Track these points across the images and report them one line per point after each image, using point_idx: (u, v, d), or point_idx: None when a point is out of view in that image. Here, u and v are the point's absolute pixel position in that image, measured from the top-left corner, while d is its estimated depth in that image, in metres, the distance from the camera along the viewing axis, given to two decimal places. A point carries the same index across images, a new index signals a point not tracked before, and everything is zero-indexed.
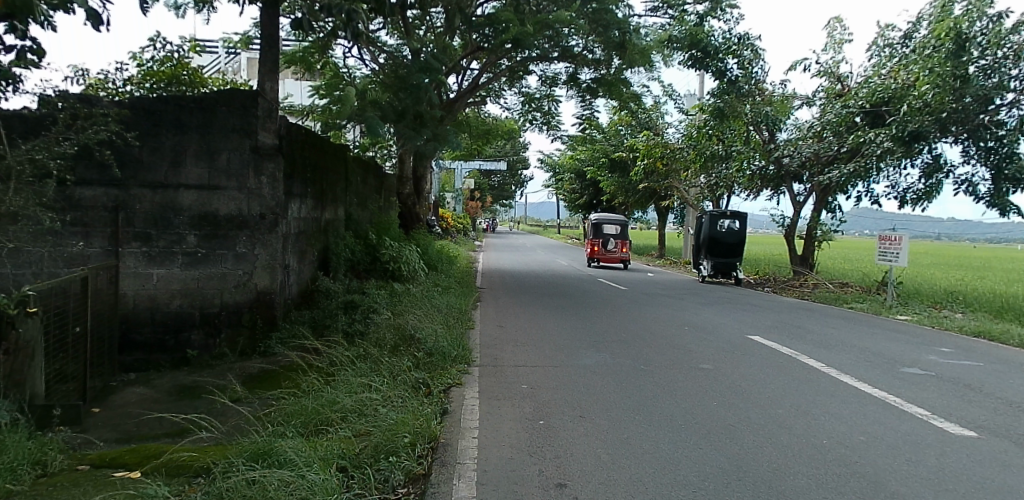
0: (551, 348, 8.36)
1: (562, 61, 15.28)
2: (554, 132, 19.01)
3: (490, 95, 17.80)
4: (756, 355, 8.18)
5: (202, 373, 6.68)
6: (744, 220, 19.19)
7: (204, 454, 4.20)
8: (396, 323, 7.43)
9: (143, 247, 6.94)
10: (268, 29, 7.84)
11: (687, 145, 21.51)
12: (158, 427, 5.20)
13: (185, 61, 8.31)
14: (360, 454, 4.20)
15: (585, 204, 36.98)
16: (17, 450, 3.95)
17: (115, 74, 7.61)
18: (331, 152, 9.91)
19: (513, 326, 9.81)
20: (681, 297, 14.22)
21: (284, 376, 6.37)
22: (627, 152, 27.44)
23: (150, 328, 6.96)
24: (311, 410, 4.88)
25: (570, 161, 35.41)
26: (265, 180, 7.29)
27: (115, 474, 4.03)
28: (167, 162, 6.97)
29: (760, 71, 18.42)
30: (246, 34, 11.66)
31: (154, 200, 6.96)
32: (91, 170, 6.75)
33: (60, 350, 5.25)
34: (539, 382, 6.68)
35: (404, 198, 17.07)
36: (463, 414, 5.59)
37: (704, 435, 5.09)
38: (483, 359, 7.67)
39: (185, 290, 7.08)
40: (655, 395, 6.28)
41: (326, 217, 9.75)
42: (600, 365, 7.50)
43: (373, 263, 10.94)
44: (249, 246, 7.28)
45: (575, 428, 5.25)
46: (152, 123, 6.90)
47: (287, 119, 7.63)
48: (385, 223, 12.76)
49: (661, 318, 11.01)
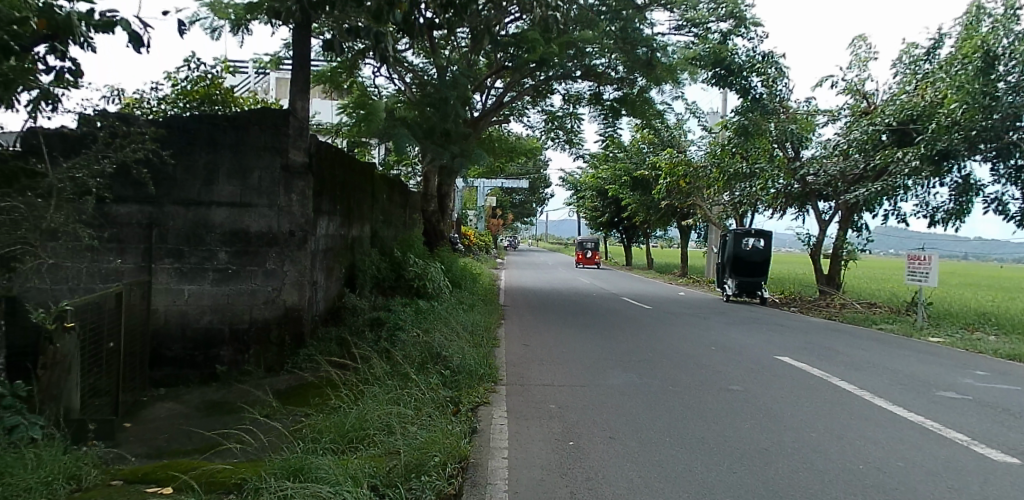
0: (578, 367, 8.31)
1: (585, 79, 15.39)
2: (578, 150, 19.08)
3: (513, 113, 17.93)
4: (787, 377, 8.03)
5: (231, 389, 6.71)
6: (769, 238, 18.83)
7: (235, 471, 4.22)
8: (423, 339, 7.41)
9: (174, 263, 7.02)
10: (300, 49, 7.94)
11: (711, 162, 21.62)
12: (189, 443, 5.22)
13: (218, 80, 8.45)
14: (391, 471, 4.16)
15: (606, 222, 36.97)
16: (53, 465, 4.02)
17: (150, 93, 7.77)
18: (358, 169, 10.03)
19: (538, 344, 9.76)
20: (706, 317, 14.07)
21: (313, 393, 6.38)
22: (650, 171, 27.44)
23: (180, 345, 7.02)
24: (341, 427, 4.89)
25: (592, 180, 35.03)
26: (295, 197, 7.36)
27: (147, 489, 4.07)
28: (200, 180, 7.06)
29: (784, 89, 18.43)
30: (277, 55, 11.91)
31: (186, 218, 7.04)
32: (127, 188, 6.88)
33: (95, 365, 5.30)
34: (567, 402, 6.62)
35: (427, 215, 17.08)
36: (493, 434, 5.54)
37: (738, 459, 5.00)
38: (510, 378, 7.64)
39: (215, 306, 7.13)
40: (685, 417, 6.18)
41: (353, 234, 9.84)
42: (629, 385, 7.41)
43: (398, 280, 10.95)
44: (279, 262, 7.32)
45: (605, 450, 5.19)
46: (186, 141, 7.02)
47: (317, 138, 7.72)
48: (409, 240, 12.81)
49: (687, 338, 10.89)
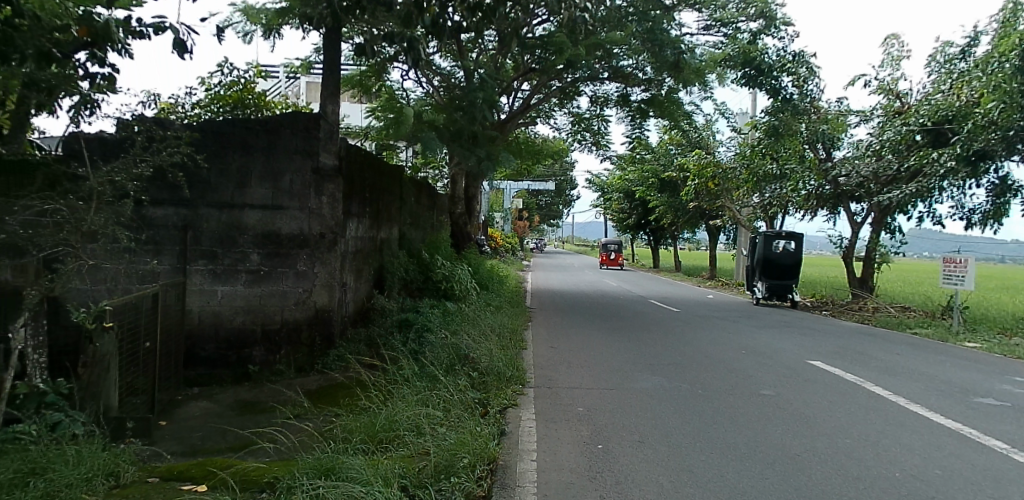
0: (607, 370, 8.26)
1: (613, 81, 15.32)
2: (605, 152, 19.00)
3: (540, 115, 17.92)
4: (819, 382, 7.89)
5: (263, 389, 6.81)
6: (800, 240, 18.51)
7: (268, 470, 4.28)
8: (451, 341, 7.43)
9: (208, 264, 7.15)
10: (330, 53, 8.04)
11: (739, 164, 21.37)
12: (222, 441, 5.32)
13: (250, 85, 8.60)
14: (420, 473, 4.18)
15: (633, 224, 36.72)
16: (93, 462, 4.11)
17: (185, 98, 7.94)
18: (387, 172, 10.12)
19: (566, 347, 9.73)
20: (735, 320, 13.88)
21: (342, 394, 6.45)
22: (678, 172, 27.20)
23: (214, 345, 7.14)
24: (371, 427, 4.93)
25: (619, 182, 34.85)
26: (325, 200, 7.45)
27: (182, 487, 4.15)
28: (233, 182, 7.19)
29: (815, 89, 18.12)
30: (307, 59, 12.08)
31: (220, 220, 7.16)
32: (163, 191, 7.02)
33: (132, 363, 5.42)
34: (596, 405, 6.59)
35: (455, 217, 17.16)
36: (521, 436, 5.53)
37: (770, 465, 4.92)
38: (538, 380, 7.63)
39: (248, 307, 7.24)
40: (715, 421, 6.11)
41: (381, 236, 9.92)
42: (658, 389, 7.35)
43: (426, 282, 11.00)
44: (310, 264, 7.41)
45: (635, 454, 5.15)
46: (220, 145, 7.14)
47: (347, 141, 7.80)
48: (437, 242, 12.86)
49: (717, 341, 10.76)
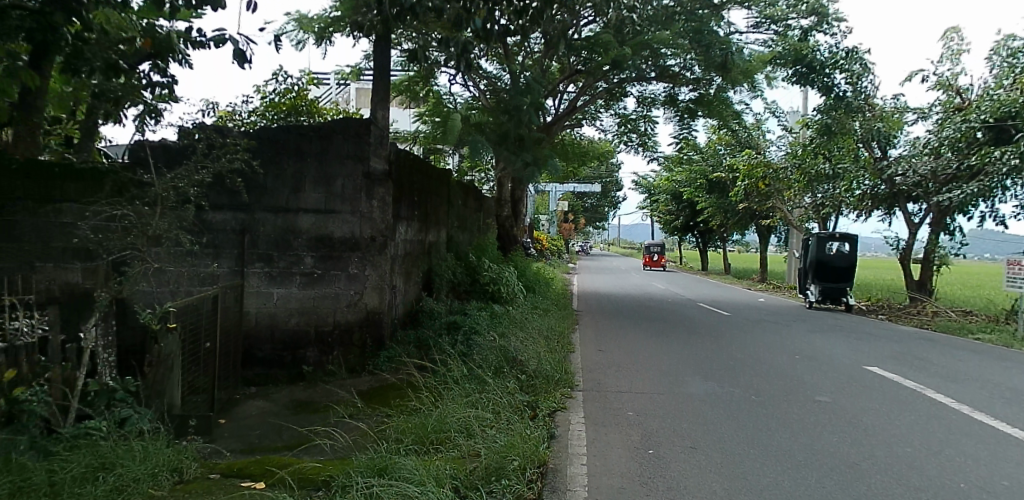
0: (656, 374, 8.16)
1: (660, 81, 15.16)
2: (652, 153, 18.80)
3: (586, 117, 17.84)
4: (877, 388, 7.63)
5: (316, 389, 6.96)
6: (855, 242, 18.04)
7: (323, 468, 4.38)
8: (499, 343, 7.46)
9: (265, 267, 7.35)
10: (380, 60, 8.17)
11: (791, 164, 20.87)
12: (278, 439, 5.46)
13: (303, 92, 8.83)
14: (471, 474, 4.21)
15: (681, 226, 36.24)
16: (158, 457, 4.28)
17: (242, 106, 8.20)
18: (434, 176, 10.23)
19: (614, 350, 9.66)
20: (788, 324, 13.53)
21: (393, 395, 6.55)
22: (727, 173, 26.72)
23: (270, 346, 7.34)
24: (422, 429, 4.99)
25: (666, 183, 34.38)
26: (375, 203, 7.57)
27: (242, 483, 4.28)
28: (288, 187, 7.38)
29: (870, 86, 17.58)
30: (357, 66, 12.34)
31: (275, 224, 7.36)
32: (222, 196, 7.25)
33: (194, 363, 5.62)
34: (646, 410, 6.52)
35: (501, 220, 17.24)
36: (571, 440, 5.52)
37: (827, 473, 4.78)
38: (586, 384, 7.60)
39: (302, 308, 7.42)
40: (770, 428, 5.97)
41: (429, 239, 10.03)
42: (709, 394, 7.22)
43: (473, 285, 11.07)
44: (361, 267, 7.54)
45: (687, 460, 5.08)
46: (275, 151, 7.34)
47: (397, 146, 7.91)
48: (484, 244, 12.92)
49: (769, 346, 10.51)
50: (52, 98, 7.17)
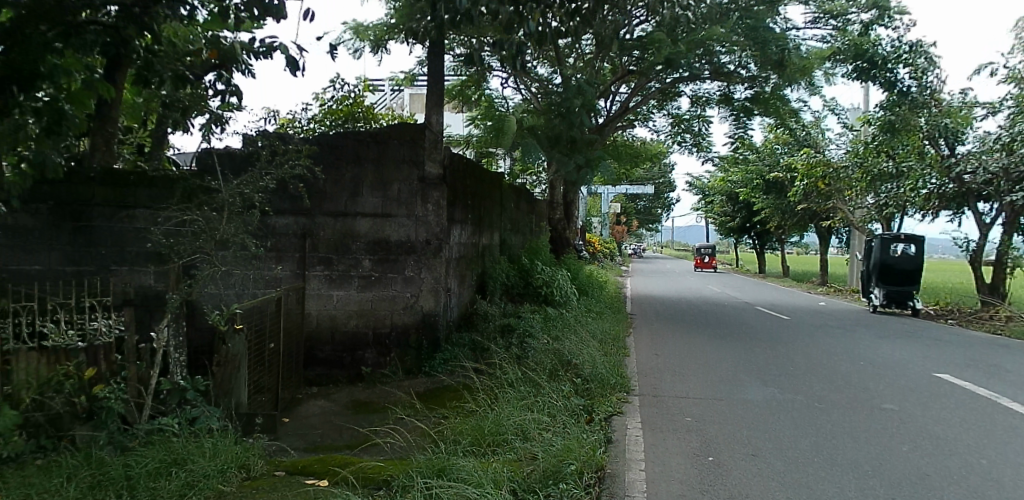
0: (714, 379, 8.00)
1: (714, 79, 14.90)
2: (706, 153, 18.47)
3: (638, 119, 17.65)
4: (949, 396, 7.29)
5: (374, 390, 7.09)
6: (921, 243, 17.20)
7: (383, 468, 4.45)
8: (553, 346, 7.45)
9: (325, 270, 7.54)
10: (434, 65, 8.27)
11: (852, 163, 20.19)
12: (339, 439, 5.58)
13: (360, 99, 9.02)
14: (528, 477, 4.21)
15: (737, 227, 35.52)
16: (227, 454, 4.43)
17: (302, 113, 8.42)
18: (487, 179, 10.29)
19: (670, 354, 9.52)
20: (851, 329, 13.06)
21: (449, 396, 6.61)
22: (784, 173, 26.04)
23: (330, 347, 7.52)
24: (478, 431, 5.01)
25: (720, 184, 33.70)
26: (430, 207, 7.66)
27: (306, 481, 4.40)
28: (346, 192, 7.54)
29: (936, 80, 16.88)
30: (411, 72, 12.54)
31: (335, 228, 7.54)
32: (285, 201, 7.46)
33: (259, 363, 5.79)
34: (705, 416, 6.40)
35: (554, 223, 17.24)
36: (628, 445, 5.46)
37: (898, 484, 4.59)
38: (642, 388, 7.52)
39: (360, 311, 7.57)
40: (835, 436, 5.77)
41: (483, 242, 10.11)
42: (770, 401, 7.04)
43: (526, 288, 11.08)
44: (417, 270, 7.65)
45: (748, 467, 4.96)
46: (334, 157, 7.51)
47: (451, 150, 8.00)
48: (537, 247, 12.92)
49: (831, 351, 10.17)
50: (126, 109, 7.52)
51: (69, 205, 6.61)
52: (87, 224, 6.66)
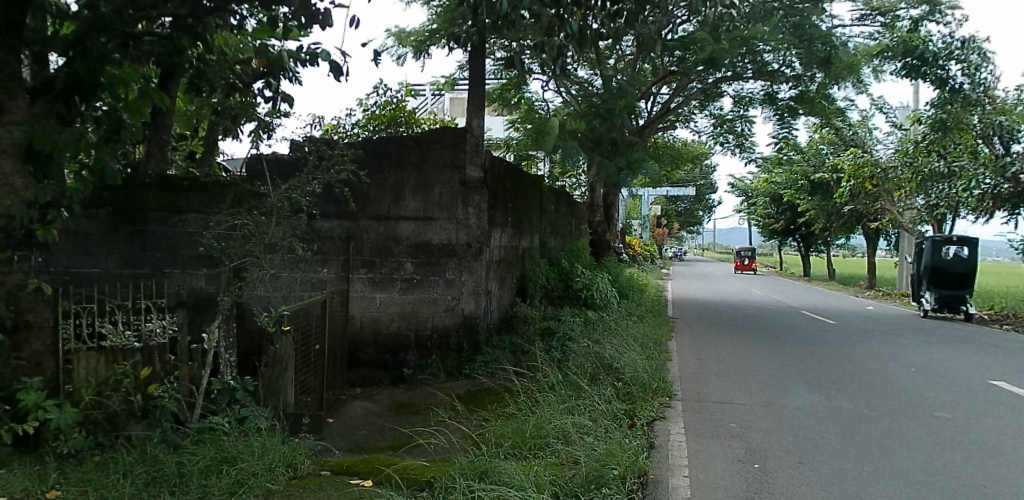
0: (759, 385, 7.85)
1: (757, 79, 14.65)
2: (749, 154, 18.16)
3: (679, 120, 17.47)
4: (1007, 405, 7.01)
5: (417, 391, 7.17)
6: (975, 245, 16.57)
7: (426, 469, 4.50)
8: (594, 350, 7.42)
9: (368, 273, 7.66)
10: (475, 70, 8.34)
11: (902, 162, 19.61)
12: (383, 439, 5.66)
13: (402, 104, 9.14)
14: (570, 482, 4.20)
15: (780, 229, 34.81)
16: (275, 453, 4.53)
17: (346, 119, 8.58)
18: (527, 182, 10.31)
19: (713, 359, 9.38)
20: (902, 334, 12.66)
21: (490, 399, 6.64)
22: (830, 173, 25.41)
23: (373, 348, 7.63)
24: (520, 434, 5.03)
25: (764, 185, 33.05)
26: (471, 210, 7.72)
27: (352, 480, 4.48)
28: (389, 196, 7.65)
29: (991, 77, 16.28)
30: (451, 77, 12.66)
31: (378, 231, 7.65)
32: (330, 205, 7.61)
33: (305, 364, 5.92)
34: (750, 422, 6.29)
35: (594, 226, 17.15)
36: (671, 450, 5.40)
37: (954, 496, 4.43)
38: (685, 393, 7.43)
39: (403, 313, 7.67)
40: (887, 445, 5.60)
41: (523, 244, 10.12)
42: (817, 408, 6.88)
43: (566, 291, 11.05)
44: (458, 273, 7.71)
45: (795, 475, 4.86)
46: (378, 161, 7.63)
47: (491, 153, 8.05)
48: (577, 250, 12.88)
49: (880, 357, 9.89)
50: (178, 117, 7.78)
51: (126, 211, 6.87)
52: (143, 229, 6.91)
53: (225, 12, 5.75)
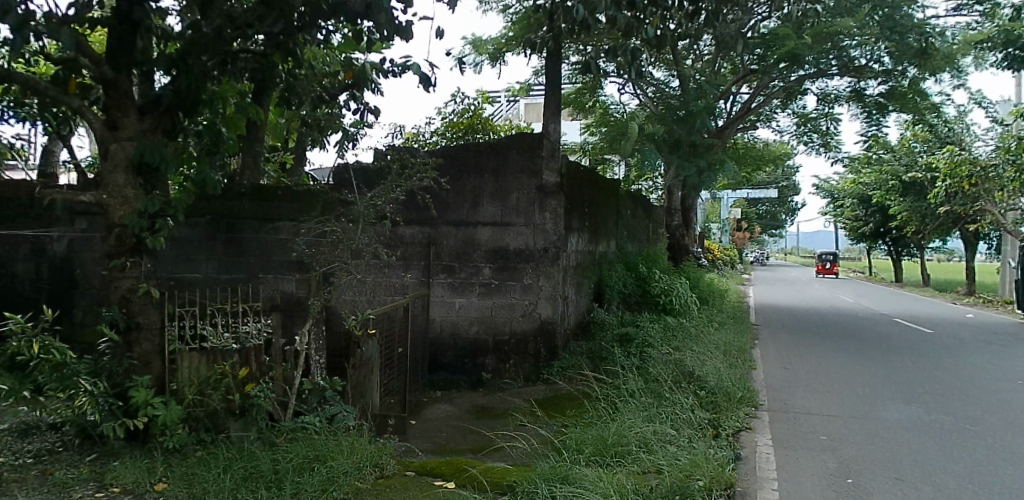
0: (850, 396, 7.49)
1: (844, 75, 14.01)
2: (836, 153, 17.38)
3: (760, 119, 16.94)
4: None
5: (495, 396, 7.25)
6: None
7: (508, 473, 4.54)
8: (674, 357, 7.29)
9: (448, 278, 7.79)
10: (551, 75, 8.35)
11: (1005, 160, 18.29)
12: (465, 442, 5.75)
13: (478, 111, 9.25)
14: (654, 491, 4.13)
15: (869, 232, 33.12)
16: (362, 452, 4.68)
17: (425, 128, 8.78)
18: (604, 187, 10.24)
19: (799, 368, 9.02)
20: (1009, 344, 11.78)
21: (569, 405, 6.63)
22: (925, 173, 23.99)
23: (453, 352, 7.77)
24: (600, 441, 4.99)
25: (851, 186, 31.53)
26: (548, 215, 7.73)
27: (434, 482, 4.57)
28: (468, 202, 7.77)
29: None
30: (526, 82, 12.73)
31: (457, 237, 7.78)
32: (411, 212, 7.80)
33: (389, 367, 6.09)
34: (842, 435, 6.01)
35: (672, 229, 16.82)
36: (758, 463, 5.23)
37: None
38: (771, 404, 7.18)
39: (481, 317, 7.76)
40: (995, 462, 5.23)
41: (600, 249, 10.05)
42: (915, 421, 6.49)
43: (644, 296, 10.89)
44: (535, 277, 7.73)
45: (893, 492, 4.60)
46: (456, 168, 7.76)
47: (567, 158, 8.03)
48: (655, 255, 12.66)
49: (984, 368, 9.23)
50: (270, 130, 8.16)
51: (223, 219, 7.25)
52: (239, 237, 7.28)
53: (314, 28, 5.98)
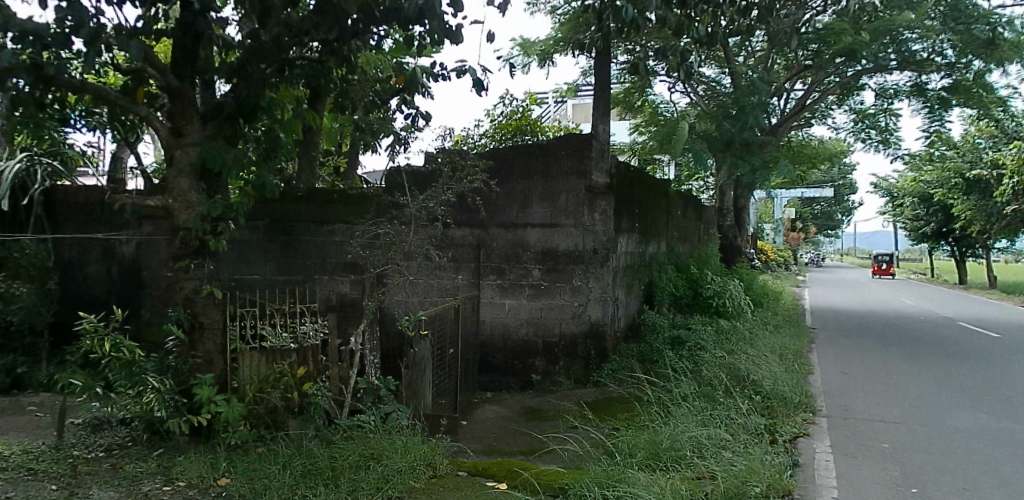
0: (914, 402, 7.21)
1: (904, 69, 13.51)
2: (896, 150, 16.76)
3: (815, 116, 16.48)
4: None
5: (545, 397, 7.24)
6: None
7: (559, 476, 4.52)
8: (727, 360, 7.15)
9: (497, 279, 7.83)
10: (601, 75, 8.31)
11: None
12: (516, 444, 5.75)
13: (527, 112, 9.26)
14: (709, 496, 4.07)
15: (932, 232, 31.81)
16: (416, 452, 4.74)
17: (474, 130, 8.83)
18: (654, 187, 10.13)
19: (860, 373, 8.72)
20: None
21: (620, 408, 6.57)
22: (992, 169, 22.94)
23: (503, 353, 7.79)
24: (653, 444, 4.93)
25: (913, 184, 30.36)
26: (598, 216, 7.70)
27: (487, 483, 4.59)
28: (517, 204, 7.79)
29: None
30: (574, 83, 12.69)
31: (506, 239, 7.81)
32: (461, 214, 7.87)
33: (441, 367, 6.15)
34: (905, 442, 5.79)
35: (723, 230, 16.50)
36: (817, 470, 5.08)
37: None
38: (830, 409, 6.96)
39: (531, 319, 7.77)
40: None
41: (650, 251, 9.93)
42: (984, 429, 6.20)
43: (696, 299, 10.71)
44: (585, 279, 7.70)
45: None
46: (505, 170, 7.80)
47: (617, 158, 7.97)
48: (706, 256, 12.45)
49: None
50: (325, 135, 8.36)
51: (280, 222, 7.46)
52: (295, 239, 7.47)
53: (367, 34, 6.10)
